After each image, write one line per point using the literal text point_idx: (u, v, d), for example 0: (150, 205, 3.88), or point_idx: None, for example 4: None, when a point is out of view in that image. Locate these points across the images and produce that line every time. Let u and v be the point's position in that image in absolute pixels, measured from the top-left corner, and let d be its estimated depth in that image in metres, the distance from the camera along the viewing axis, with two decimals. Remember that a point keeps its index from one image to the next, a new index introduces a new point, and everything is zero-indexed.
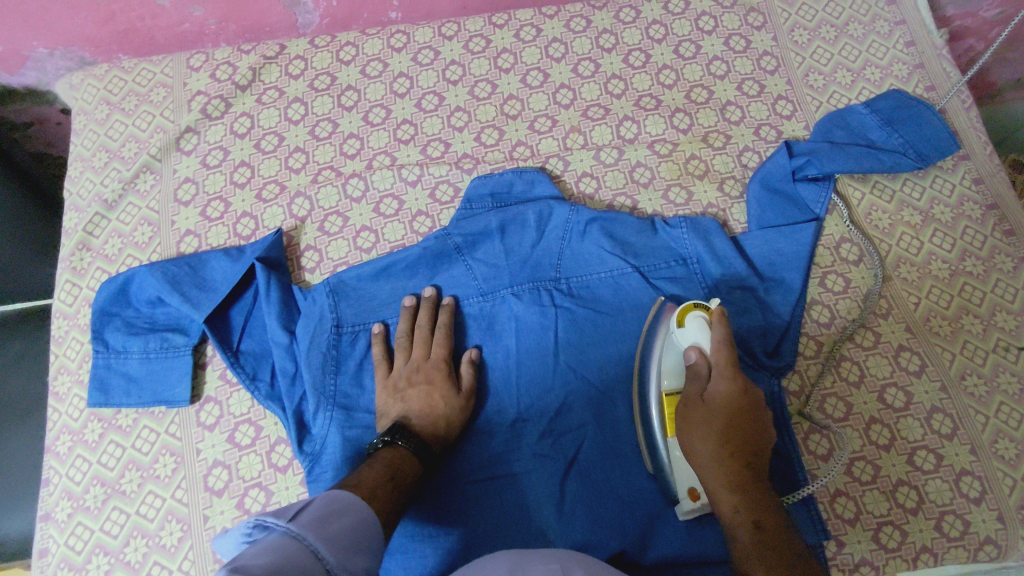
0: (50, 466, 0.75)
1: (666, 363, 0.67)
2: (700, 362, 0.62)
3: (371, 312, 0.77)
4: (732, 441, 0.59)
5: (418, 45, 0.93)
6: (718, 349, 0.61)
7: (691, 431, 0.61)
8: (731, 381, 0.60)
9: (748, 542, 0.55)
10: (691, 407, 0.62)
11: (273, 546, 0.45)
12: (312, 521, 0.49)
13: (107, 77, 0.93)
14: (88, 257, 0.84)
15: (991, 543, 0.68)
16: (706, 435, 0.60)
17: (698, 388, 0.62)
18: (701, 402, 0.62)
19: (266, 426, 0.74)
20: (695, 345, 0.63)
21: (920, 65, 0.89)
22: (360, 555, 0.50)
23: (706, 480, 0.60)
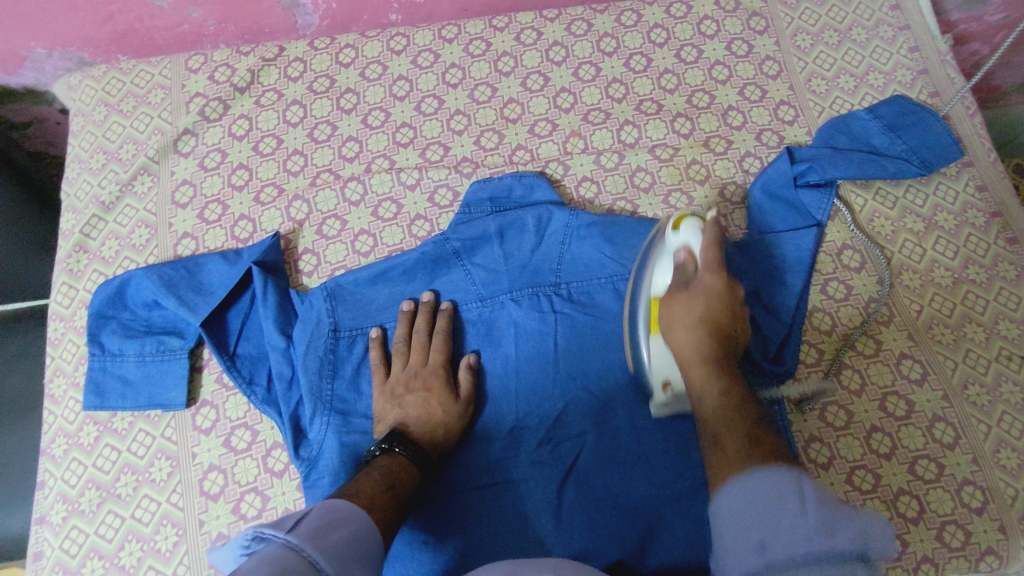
0: (45, 468, 0.74)
1: (654, 266, 0.66)
2: (688, 263, 0.62)
3: (369, 316, 0.77)
4: (710, 327, 0.60)
5: (417, 48, 0.92)
6: (708, 246, 0.61)
7: (673, 318, 0.61)
8: (717, 276, 0.61)
9: (716, 411, 0.55)
10: (674, 297, 0.62)
11: (270, 557, 0.45)
12: (310, 532, 0.48)
13: (106, 78, 0.92)
14: (85, 259, 0.83)
15: (993, 553, 0.68)
16: (686, 320, 0.60)
17: (682, 282, 0.62)
18: (685, 292, 0.62)
19: (262, 431, 0.74)
20: (686, 249, 0.62)
21: (924, 71, 0.88)
22: (359, 566, 0.49)
23: (682, 361, 0.60)
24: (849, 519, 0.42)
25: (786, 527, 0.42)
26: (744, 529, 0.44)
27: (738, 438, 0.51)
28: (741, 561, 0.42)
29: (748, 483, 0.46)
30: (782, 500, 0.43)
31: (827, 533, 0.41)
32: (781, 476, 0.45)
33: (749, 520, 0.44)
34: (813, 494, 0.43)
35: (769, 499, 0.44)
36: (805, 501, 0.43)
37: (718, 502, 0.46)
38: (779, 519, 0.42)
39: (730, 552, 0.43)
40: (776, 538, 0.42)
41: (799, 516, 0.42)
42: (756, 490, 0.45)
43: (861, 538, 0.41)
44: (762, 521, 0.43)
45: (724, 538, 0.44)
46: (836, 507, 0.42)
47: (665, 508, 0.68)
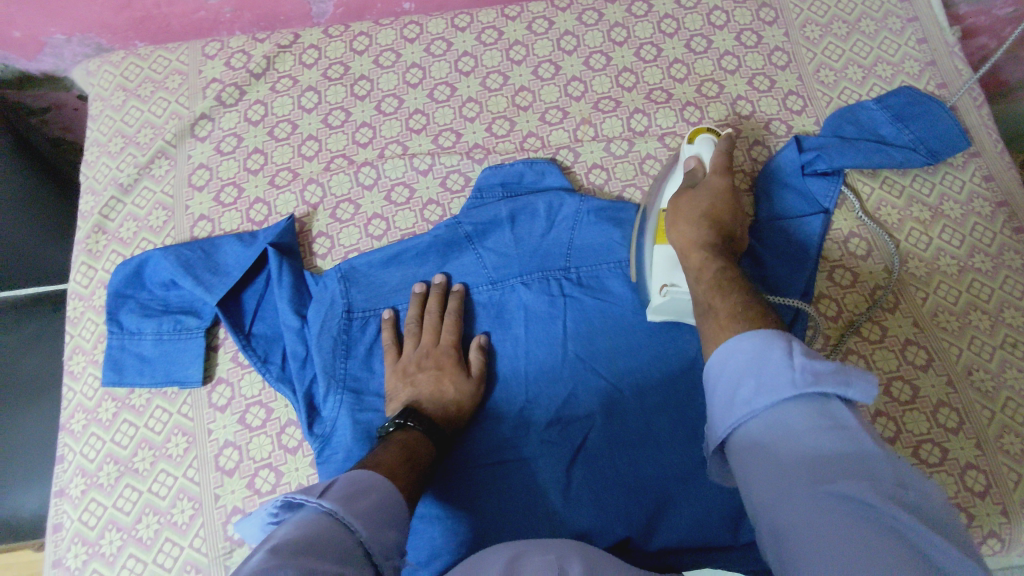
0: (64, 443, 0.76)
1: (665, 182, 0.76)
2: (698, 165, 0.73)
3: (382, 298, 0.78)
4: (713, 216, 0.67)
5: (430, 36, 0.93)
6: (716, 157, 0.72)
7: (680, 209, 0.69)
8: (720, 177, 0.71)
9: (712, 281, 0.60)
10: (682, 193, 0.70)
11: (306, 523, 0.46)
12: (341, 499, 0.50)
13: (124, 63, 0.94)
14: (104, 240, 0.85)
15: (994, 536, 0.69)
16: (691, 210, 0.68)
17: (691, 183, 0.71)
18: (692, 189, 0.70)
19: (277, 408, 0.75)
20: (696, 155, 0.74)
21: (932, 63, 0.89)
22: (389, 530, 0.50)
23: (681, 247, 0.66)
24: (831, 368, 0.45)
25: (770, 373, 0.46)
26: (733, 385, 0.49)
27: (731, 302, 0.56)
28: (729, 413, 0.48)
29: (738, 346, 0.50)
30: (767, 356, 0.47)
31: (808, 381, 0.44)
32: (769, 336, 0.49)
33: (738, 374, 0.49)
34: (798, 348, 0.47)
35: (756, 358, 0.48)
36: (789, 354, 0.46)
37: (712, 364, 0.52)
38: (764, 368, 0.47)
39: (721, 404, 0.49)
40: (760, 391, 0.46)
41: (782, 363, 0.46)
42: (745, 350, 0.49)
43: (841, 385, 0.44)
44: (751, 372, 0.48)
45: (719, 391, 0.49)
46: (820, 360, 0.46)
47: (673, 487, 0.69)
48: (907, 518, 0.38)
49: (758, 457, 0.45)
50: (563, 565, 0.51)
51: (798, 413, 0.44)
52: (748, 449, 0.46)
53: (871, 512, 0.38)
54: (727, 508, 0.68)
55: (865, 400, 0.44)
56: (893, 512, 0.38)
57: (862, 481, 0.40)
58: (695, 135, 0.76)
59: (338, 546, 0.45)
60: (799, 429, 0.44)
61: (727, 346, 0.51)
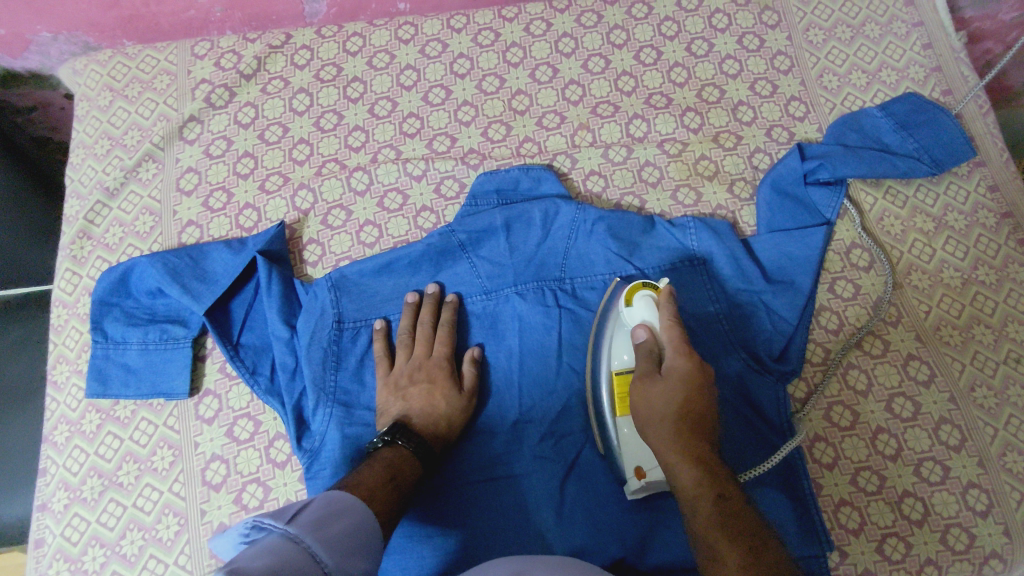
0: (47, 455, 0.74)
1: (613, 345, 0.68)
2: (650, 340, 0.64)
3: (372, 308, 0.76)
4: (689, 413, 0.59)
5: (425, 38, 0.91)
6: (667, 326, 0.64)
7: (650, 408, 0.60)
8: (683, 357, 0.62)
9: (708, 516, 0.54)
10: (648, 387, 0.61)
11: (269, 550, 0.45)
12: (310, 523, 0.48)
13: (111, 63, 0.92)
14: (89, 246, 0.83)
15: (996, 557, 0.67)
16: (665, 413, 0.59)
17: (652, 366, 0.63)
18: (657, 380, 0.61)
19: (265, 421, 0.74)
20: (643, 323, 0.66)
21: (937, 68, 0.87)
22: (359, 557, 0.49)
23: (667, 458, 0.58)
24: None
25: None
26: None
27: (740, 553, 0.51)
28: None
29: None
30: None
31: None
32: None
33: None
34: None
35: None
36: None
37: None
38: None
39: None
40: None
41: None
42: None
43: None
44: None
45: None
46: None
47: (669, 505, 0.68)
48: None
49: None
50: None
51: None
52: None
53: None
54: None
55: None
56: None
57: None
58: (632, 292, 0.68)
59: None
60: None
61: None
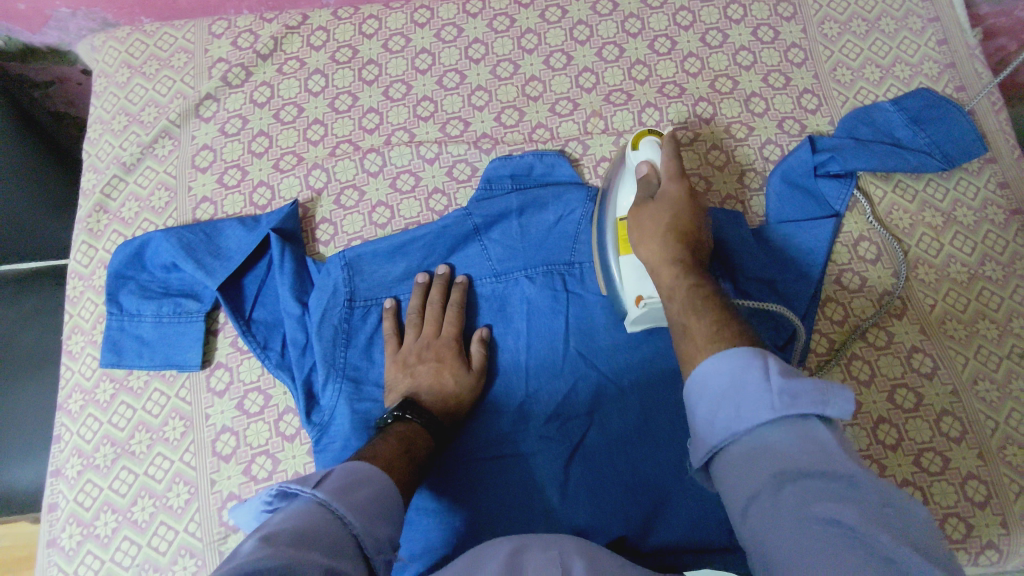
0: (62, 423, 0.76)
1: (617, 189, 0.71)
2: (651, 173, 0.68)
3: (384, 287, 0.77)
4: (677, 228, 0.63)
5: (441, 22, 0.91)
6: (667, 161, 0.68)
7: (642, 222, 0.64)
8: (678, 185, 0.66)
9: (686, 306, 0.57)
10: (642, 207, 0.65)
11: (300, 514, 0.46)
12: (336, 490, 0.50)
13: (129, 39, 0.93)
14: (105, 220, 0.84)
15: (992, 547, 0.68)
16: (654, 227, 0.63)
17: (647, 195, 0.67)
18: (651, 203, 0.65)
19: (275, 395, 0.75)
20: (646, 161, 0.69)
21: (951, 64, 0.87)
22: (384, 523, 0.50)
23: (652, 264, 0.62)
24: (808, 387, 0.44)
25: (751, 397, 0.45)
26: (710, 404, 0.48)
27: (706, 322, 0.54)
28: (710, 435, 0.47)
29: (712, 365, 0.49)
30: (743, 375, 0.47)
31: (785, 404, 0.44)
32: (745, 351, 0.48)
33: (716, 396, 0.48)
34: (775, 366, 0.46)
35: (734, 381, 0.47)
36: (766, 373, 0.46)
37: (693, 381, 0.50)
38: (746, 391, 0.46)
39: (701, 421, 0.48)
40: (742, 413, 0.45)
41: (763, 386, 0.45)
42: (723, 367, 0.48)
43: (818, 403, 0.43)
44: (733, 395, 0.46)
45: (704, 411, 0.48)
46: (799, 379, 0.45)
47: (671, 487, 0.69)
48: (891, 540, 0.37)
49: (743, 474, 0.44)
50: (565, 561, 0.51)
51: (778, 435, 0.44)
52: (733, 467, 0.45)
53: (857, 535, 0.37)
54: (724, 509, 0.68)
55: (844, 416, 0.43)
56: (877, 533, 0.37)
57: (848, 504, 0.39)
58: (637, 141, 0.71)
59: (329, 538, 0.45)
60: (782, 452, 0.43)
61: (710, 364, 0.49)
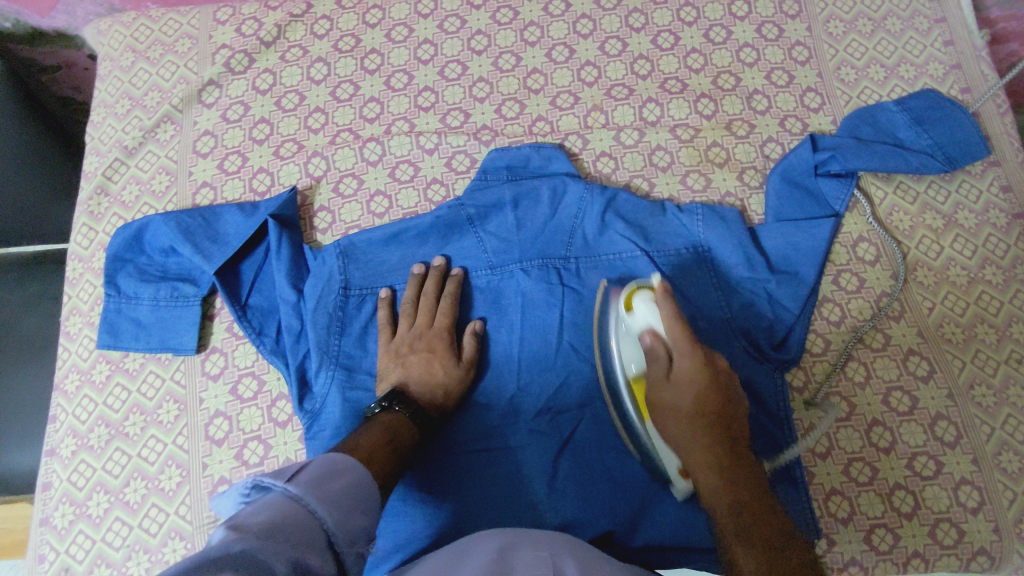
0: (57, 403, 0.76)
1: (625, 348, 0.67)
2: (656, 345, 0.62)
3: (379, 277, 0.77)
4: (705, 415, 0.59)
5: (444, 12, 0.91)
6: (668, 324, 0.61)
7: (662, 412, 0.62)
8: (690, 359, 0.60)
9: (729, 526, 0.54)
10: (660, 393, 0.62)
11: (270, 507, 0.47)
12: (310, 482, 0.50)
13: (134, 24, 0.93)
14: (106, 202, 0.85)
15: (983, 553, 0.68)
16: (679, 418, 0.60)
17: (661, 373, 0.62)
18: (667, 387, 0.61)
19: (268, 381, 0.75)
20: (649, 327, 0.63)
21: (957, 65, 0.87)
22: (358, 515, 0.50)
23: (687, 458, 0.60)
24: None
25: None
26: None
27: (752, 559, 0.51)
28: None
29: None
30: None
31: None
32: None
33: None
34: None
35: None
36: None
37: None
38: None
39: None
40: None
41: None
42: None
43: None
44: None
45: None
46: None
47: (660, 483, 0.69)
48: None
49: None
50: (557, 564, 0.50)
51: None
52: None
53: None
54: None
55: None
56: None
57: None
58: (630, 297, 0.67)
59: (299, 531, 0.45)
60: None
61: None
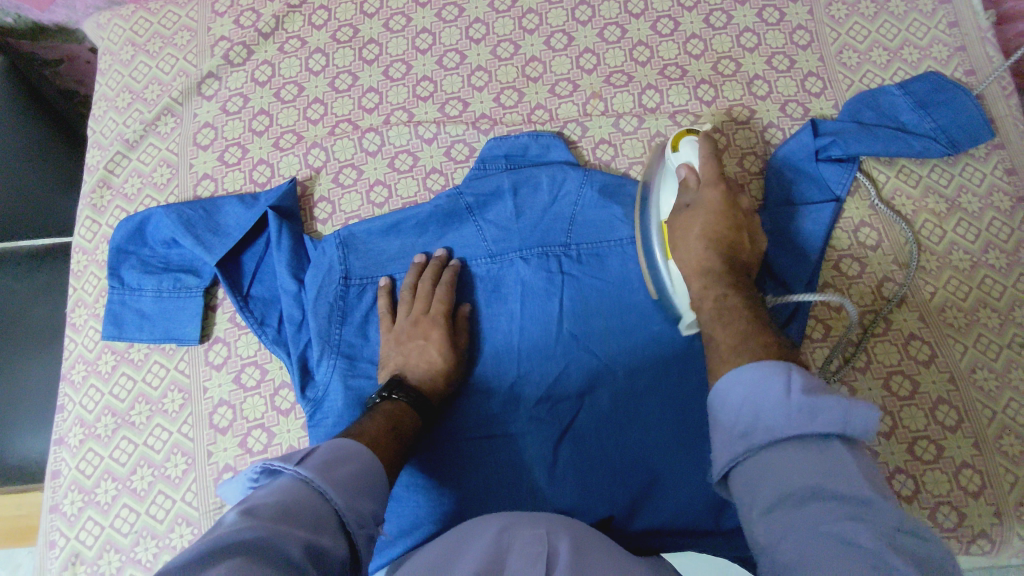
0: (65, 393, 0.78)
1: (658, 191, 0.70)
2: (689, 175, 0.67)
3: (380, 266, 0.78)
4: (714, 235, 0.63)
5: (442, 1, 0.91)
6: (705, 161, 0.67)
7: (678, 236, 0.65)
8: (713, 191, 0.65)
9: (713, 315, 0.57)
10: (676, 218, 0.66)
11: (283, 490, 0.47)
12: (318, 466, 0.51)
13: (133, 17, 0.93)
14: (108, 195, 0.86)
15: (984, 536, 0.68)
16: (689, 233, 0.64)
17: (684, 200, 0.66)
18: (686, 210, 0.65)
19: (271, 369, 0.76)
20: (686, 163, 0.68)
21: (961, 47, 0.86)
22: (366, 499, 0.51)
23: (688, 273, 0.63)
24: (828, 401, 0.43)
25: (769, 411, 0.44)
26: (733, 417, 0.47)
27: (731, 332, 0.54)
28: (728, 449, 0.46)
29: (736, 375, 0.48)
30: (765, 386, 0.46)
31: (802, 418, 0.43)
32: (769, 366, 0.47)
33: (740, 406, 0.47)
34: (799, 381, 0.45)
35: (755, 389, 0.46)
36: (787, 385, 0.45)
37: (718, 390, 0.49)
38: (765, 406, 0.45)
39: (725, 432, 0.47)
40: (759, 428, 0.45)
41: (780, 400, 0.44)
42: (744, 379, 0.47)
43: (838, 419, 0.42)
44: (752, 408, 0.46)
45: (721, 420, 0.48)
46: (822, 398, 0.43)
47: (661, 468, 0.69)
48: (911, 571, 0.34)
49: (756, 492, 0.43)
50: (552, 541, 0.50)
51: (796, 448, 0.42)
52: (747, 482, 0.44)
53: (868, 558, 0.35)
54: (712, 493, 0.68)
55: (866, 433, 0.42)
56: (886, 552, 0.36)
57: (859, 533, 0.37)
58: (678, 140, 0.70)
59: (312, 512, 0.46)
60: (800, 466, 0.42)
61: (729, 384, 0.48)
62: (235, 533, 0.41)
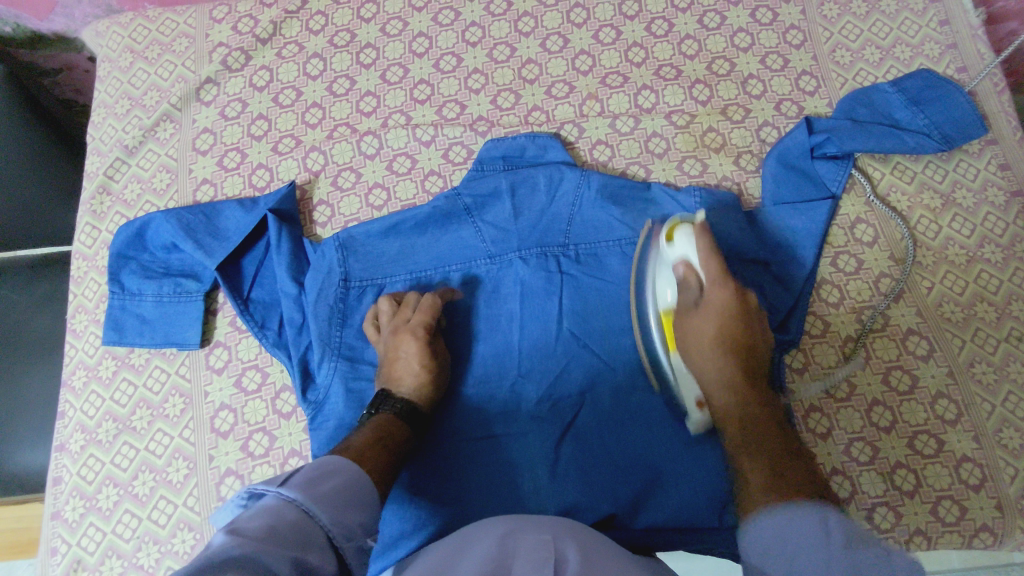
0: (65, 399, 0.78)
1: (655, 282, 0.71)
2: (690, 275, 0.68)
3: (379, 269, 0.78)
4: (725, 342, 0.65)
5: (438, 6, 0.92)
6: (705, 259, 0.67)
7: (690, 347, 0.66)
8: (721, 291, 0.66)
9: (739, 442, 0.61)
10: (685, 323, 0.67)
11: (267, 510, 0.47)
12: (302, 484, 0.51)
13: (132, 25, 0.94)
14: (108, 202, 0.86)
15: (986, 530, 0.68)
16: (701, 341, 0.66)
17: (689, 303, 0.67)
18: (695, 310, 0.67)
19: (272, 373, 0.76)
20: (684, 259, 0.68)
21: (953, 45, 0.86)
22: (354, 510, 0.51)
23: (705, 382, 0.65)
24: (873, 557, 0.46)
25: (813, 555, 0.47)
26: (775, 561, 0.49)
27: (761, 469, 0.57)
28: None
29: (770, 518, 0.52)
30: (808, 534, 0.49)
31: (848, 565, 0.46)
32: (809, 515, 0.51)
33: (783, 551, 0.49)
34: (840, 532, 0.49)
35: (800, 535, 0.49)
36: (830, 536, 0.48)
37: (756, 530, 0.52)
38: (808, 550, 0.48)
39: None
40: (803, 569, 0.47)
41: (824, 548, 0.48)
42: (786, 525, 0.51)
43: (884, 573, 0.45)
44: (795, 550, 0.49)
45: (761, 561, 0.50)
46: (862, 549, 0.47)
47: (663, 465, 0.69)
48: None
49: None
50: (558, 545, 0.50)
51: None
52: None
53: None
54: (715, 490, 0.68)
55: None
56: None
57: None
58: (672, 228, 0.70)
59: (298, 531, 0.46)
60: None
61: (770, 525, 0.51)
62: (221, 556, 0.41)
